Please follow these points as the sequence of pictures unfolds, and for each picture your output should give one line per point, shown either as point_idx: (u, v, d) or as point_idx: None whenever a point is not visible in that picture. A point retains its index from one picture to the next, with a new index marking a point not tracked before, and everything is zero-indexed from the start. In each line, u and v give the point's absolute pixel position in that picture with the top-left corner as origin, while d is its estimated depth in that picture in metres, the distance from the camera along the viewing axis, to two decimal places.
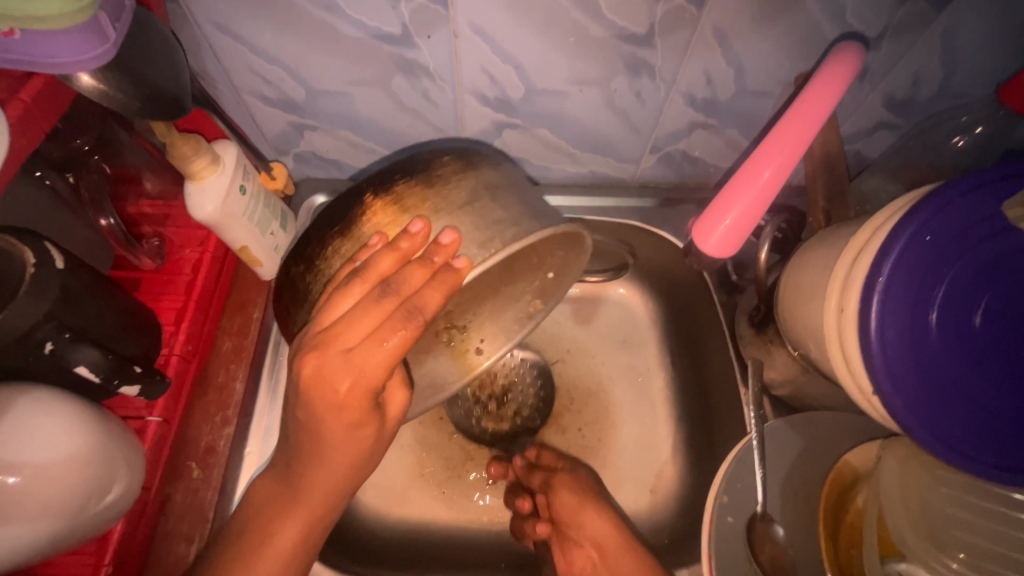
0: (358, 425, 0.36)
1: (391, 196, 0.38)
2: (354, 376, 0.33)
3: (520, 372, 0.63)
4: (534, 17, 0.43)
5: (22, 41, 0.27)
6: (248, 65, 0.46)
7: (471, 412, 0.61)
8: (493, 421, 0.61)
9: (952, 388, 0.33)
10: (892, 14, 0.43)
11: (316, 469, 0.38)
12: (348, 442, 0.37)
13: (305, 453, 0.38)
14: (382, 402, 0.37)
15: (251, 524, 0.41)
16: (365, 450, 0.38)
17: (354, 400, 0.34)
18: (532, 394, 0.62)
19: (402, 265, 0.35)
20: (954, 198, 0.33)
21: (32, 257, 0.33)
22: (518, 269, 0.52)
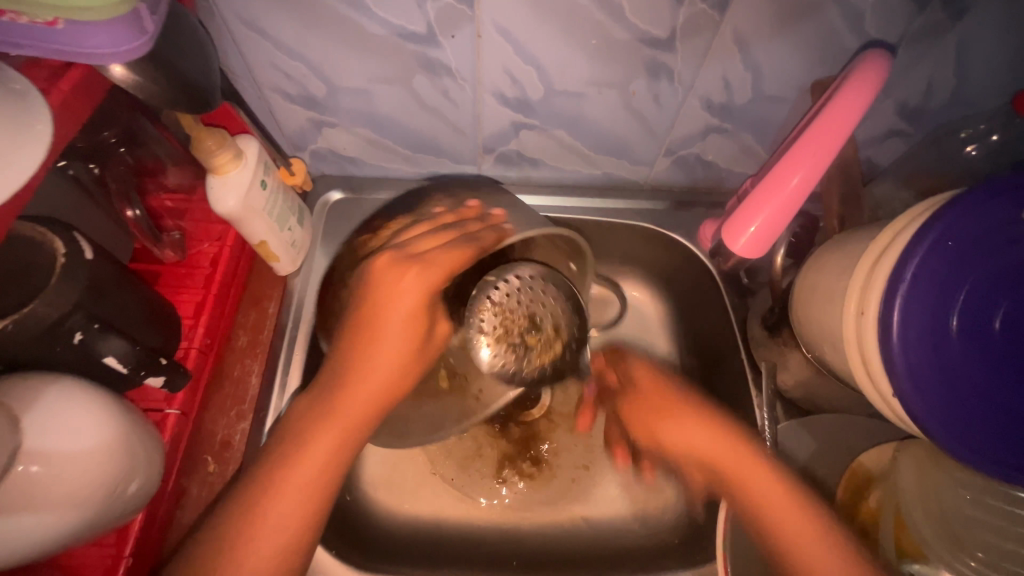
0: (415, 329, 0.40)
1: (451, 196, 0.52)
2: (417, 268, 0.39)
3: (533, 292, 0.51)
4: (558, 18, 0.43)
5: (64, 31, 0.27)
6: (272, 61, 0.47)
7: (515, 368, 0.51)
8: (544, 356, 0.52)
9: (973, 392, 0.34)
10: (910, 22, 0.44)
11: (360, 379, 0.39)
12: (398, 347, 0.40)
13: (349, 375, 0.40)
14: (432, 330, 0.42)
15: (259, 476, 0.39)
16: (400, 369, 0.40)
17: (410, 291, 0.39)
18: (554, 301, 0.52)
19: (461, 221, 0.45)
20: (974, 205, 0.33)
21: (63, 246, 0.33)
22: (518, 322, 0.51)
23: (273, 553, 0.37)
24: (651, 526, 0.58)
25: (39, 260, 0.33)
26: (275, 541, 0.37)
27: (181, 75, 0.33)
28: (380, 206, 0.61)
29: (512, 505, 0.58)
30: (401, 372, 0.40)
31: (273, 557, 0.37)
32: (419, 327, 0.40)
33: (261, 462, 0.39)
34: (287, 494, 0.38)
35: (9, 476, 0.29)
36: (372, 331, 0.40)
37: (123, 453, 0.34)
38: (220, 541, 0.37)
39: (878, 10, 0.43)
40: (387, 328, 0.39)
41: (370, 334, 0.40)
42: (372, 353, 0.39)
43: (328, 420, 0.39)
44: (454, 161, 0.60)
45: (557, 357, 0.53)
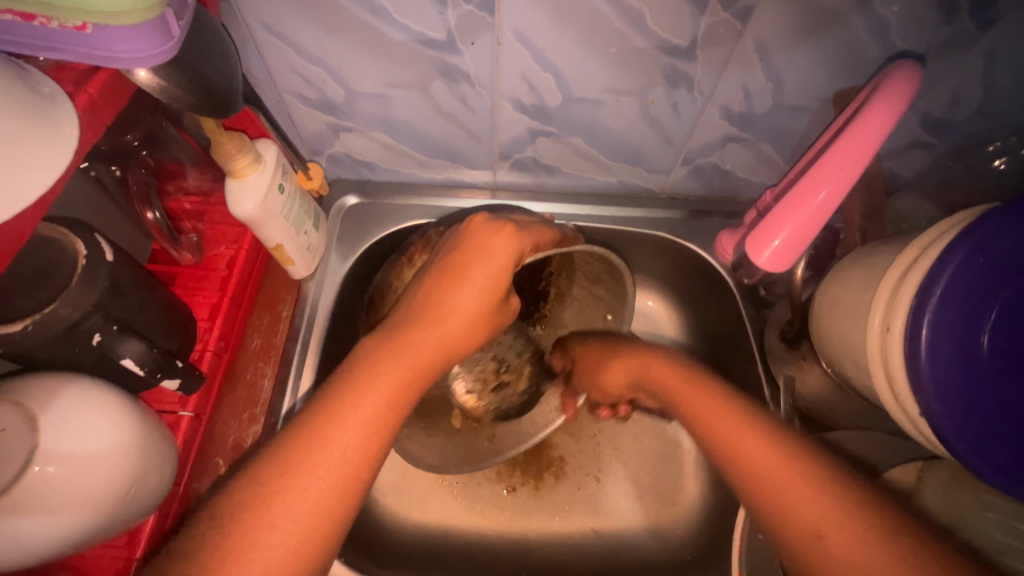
0: (501, 293, 0.39)
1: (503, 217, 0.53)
2: (514, 229, 0.39)
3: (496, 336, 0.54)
4: (580, 25, 0.43)
5: (93, 36, 0.27)
6: (292, 66, 0.47)
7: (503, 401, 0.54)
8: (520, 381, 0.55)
9: (1003, 414, 0.33)
10: (937, 32, 0.43)
11: (436, 326, 0.38)
12: (479, 299, 0.38)
13: (421, 322, 0.38)
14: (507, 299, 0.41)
15: (295, 441, 0.33)
16: (475, 328, 0.39)
17: (506, 250, 0.39)
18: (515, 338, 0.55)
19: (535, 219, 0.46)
20: (1006, 222, 0.33)
21: (84, 249, 0.34)
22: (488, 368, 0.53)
23: (313, 510, 0.31)
24: (664, 540, 0.57)
25: (60, 262, 0.33)
26: (320, 494, 0.32)
27: (204, 79, 0.34)
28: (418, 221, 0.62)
29: (520, 514, 0.57)
30: (473, 328, 0.39)
31: (312, 519, 0.31)
32: (499, 293, 0.39)
33: (301, 420, 0.34)
34: (339, 440, 0.33)
35: (25, 476, 0.29)
36: (460, 279, 0.38)
37: (138, 455, 0.34)
38: (254, 485, 0.31)
39: (904, 20, 0.42)
40: (473, 278, 0.38)
41: (452, 285, 0.38)
42: (453, 302, 0.38)
43: (394, 363, 0.36)
44: (469, 166, 0.60)
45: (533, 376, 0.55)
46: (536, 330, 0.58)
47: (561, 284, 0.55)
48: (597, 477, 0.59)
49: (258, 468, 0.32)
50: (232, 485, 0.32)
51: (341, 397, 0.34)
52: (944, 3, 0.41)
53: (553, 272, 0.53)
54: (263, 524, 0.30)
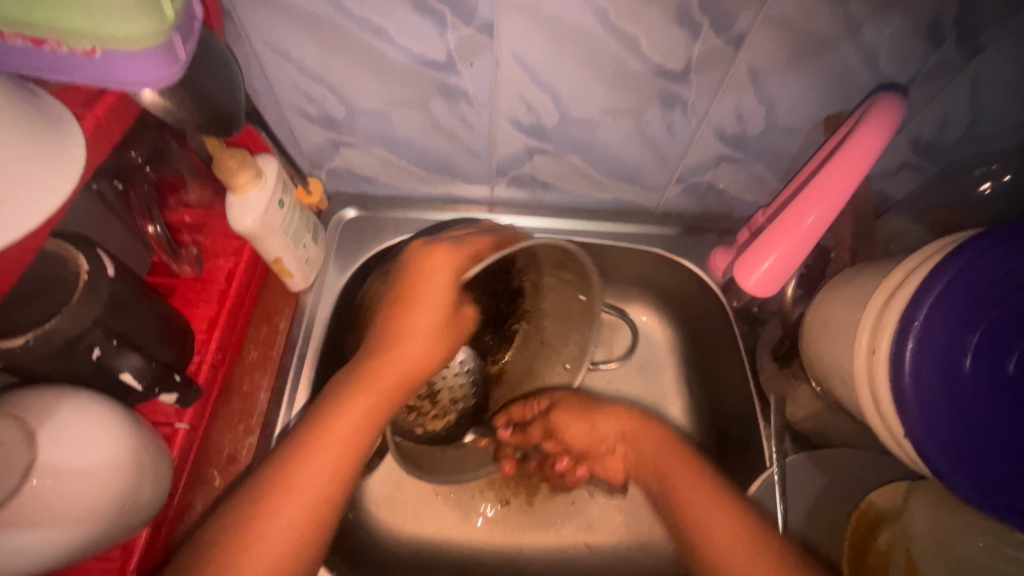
0: (446, 305, 0.42)
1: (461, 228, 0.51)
2: (450, 248, 0.42)
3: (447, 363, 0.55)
4: (576, 50, 0.44)
5: (101, 60, 0.28)
6: (294, 83, 0.48)
7: (412, 423, 0.53)
8: (437, 419, 0.54)
9: (985, 436, 0.34)
10: (925, 59, 0.44)
11: (397, 350, 0.41)
12: (433, 322, 0.42)
13: (385, 350, 0.41)
14: (457, 306, 0.43)
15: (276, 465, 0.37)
16: (430, 346, 0.42)
17: (445, 268, 0.41)
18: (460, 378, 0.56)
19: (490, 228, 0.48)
20: (989, 248, 0.33)
21: (86, 264, 0.34)
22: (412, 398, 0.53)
23: (293, 523, 0.35)
24: (656, 557, 0.57)
25: (61, 277, 0.33)
26: (295, 515, 0.36)
27: (208, 99, 0.34)
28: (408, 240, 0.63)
29: (512, 527, 0.57)
30: (427, 345, 0.42)
31: (295, 529, 0.35)
32: (451, 315, 0.43)
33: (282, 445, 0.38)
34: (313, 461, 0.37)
35: (22, 490, 0.29)
36: (409, 305, 0.42)
37: (130, 469, 0.34)
38: (243, 508, 0.35)
39: (893, 48, 0.43)
40: (419, 300, 0.41)
41: (409, 312, 0.42)
42: (410, 328, 0.41)
43: (360, 389, 0.40)
44: (467, 182, 0.61)
45: (451, 423, 0.55)
46: (520, 326, 0.54)
47: (532, 276, 0.50)
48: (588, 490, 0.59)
49: (246, 491, 0.36)
50: (224, 506, 0.36)
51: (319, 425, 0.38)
52: (931, 33, 0.42)
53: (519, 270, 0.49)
54: (250, 541, 0.34)
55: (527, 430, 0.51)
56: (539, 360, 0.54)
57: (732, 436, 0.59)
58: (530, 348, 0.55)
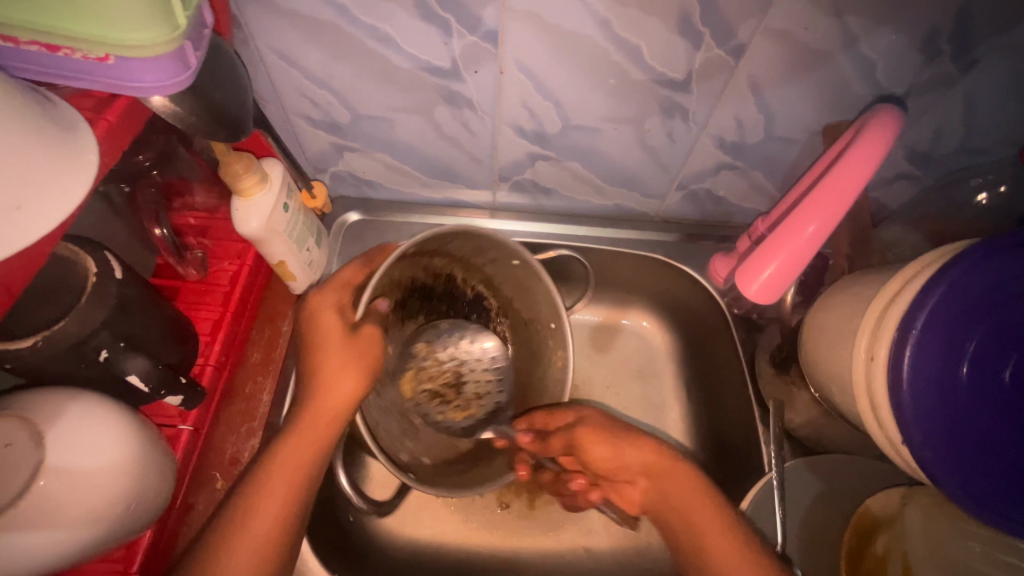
0: (345, 333, 0.44)
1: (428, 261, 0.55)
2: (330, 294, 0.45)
3: (473, 356, 0.57)
4: (578, 59, 0.44)
5: (114, 66, 0.28)
6: (299, 89, 0.48)
7: (435, 413, 0.55)
8: (458, 411, 0.56)
9: (979, 443, 0.34)
10: (920, 73, 0.45)
11: (320, 404, 0.42)
12: (349, 372, 0.43)
13: (313, 406, 0.43)
14: (360, 325, 0.44)
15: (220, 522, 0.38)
16: (345, 383, 0.43)
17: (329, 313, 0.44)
18: (485, 369, 0.57)
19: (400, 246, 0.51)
20: (984, 258, 0.34)
21: (94, 267, 0.35)
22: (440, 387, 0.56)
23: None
24: (655, 561, 0.57)
25: (69, 279, 0.34)
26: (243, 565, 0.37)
27: (217, 105, 0.35)
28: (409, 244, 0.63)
29: (510, 530, 0.57)
30: (337, 385, 0.43)
31: None
32: (362, 352, 0.44)
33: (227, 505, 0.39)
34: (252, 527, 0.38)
35: (29, 491, 0.30)
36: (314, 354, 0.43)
37: (136, 471, 0.35)
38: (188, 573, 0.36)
39: (890, 61, 0.44)
40: (325, 348, 0.43)
41: (321, 361, 0.43)
42: (330, 378, 0.43)
43: (292, 448, 0.41)
44: (469, 187, 0.61)
45: (473, 416, 0.56)
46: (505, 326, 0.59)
47: (476, 278, 0.56)
48: None
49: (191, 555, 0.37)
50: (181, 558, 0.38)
51: (255, 492, 0.40)
52: (927, 47, 0.43)
53: (451, 277, 0.55)
54: None
55: (546, 440, 0.51)
56: (541, 376, 0.56)
57: (730, 441, 0.59)
58: (525, 334, 0.58)
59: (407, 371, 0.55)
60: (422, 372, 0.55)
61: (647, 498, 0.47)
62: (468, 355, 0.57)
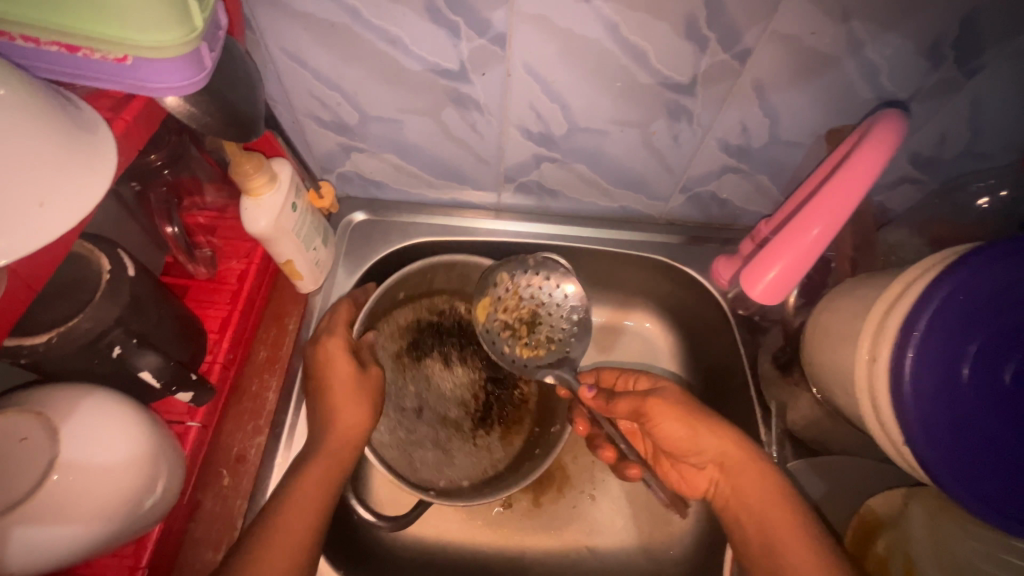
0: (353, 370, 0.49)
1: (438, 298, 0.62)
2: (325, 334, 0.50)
3: (555, 298, 0.56)
4: (587, 62, 0.45)
5: (132, 67, 0.29)
6: (308, 90, 0.49)
7: (505, 342, 0.57)
8: (526, 347, 0.56)
9: (984, 445, 0.35)
10: (924, 78, 0.45)
11: (333, 443, 0.46)
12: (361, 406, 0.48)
13: (323, 449, 0.46)
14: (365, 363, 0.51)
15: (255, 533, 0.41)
16: (356, 408, 0.48)
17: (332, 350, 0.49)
18: (565, 325, 0.57)
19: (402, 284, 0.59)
20: (989, 260, 0.34)
21: (107, 264, 0.35)
22: (519, 319, 0.56)
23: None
24: (659, 560, 0.58)
25: (84, 277, 0.35)
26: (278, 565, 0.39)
27: (230, 106, 0.35)
28: (419, 246, 0.64)
29: (515, 530, 0.58)
30: (349, 409, 0.47)
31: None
32: (366, 383, 0.49)
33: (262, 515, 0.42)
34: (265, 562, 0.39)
35: (43, 485, 0.30)
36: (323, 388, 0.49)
37: (148, 466, 0.35)
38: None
39: (894, 66, 0.45)
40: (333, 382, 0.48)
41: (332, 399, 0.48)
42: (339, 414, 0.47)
43: (308, 486, 0.44)
44: (475, 188, 0.62)
45: (538, 358, 0.56)
46: None
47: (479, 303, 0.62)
48: (591, 494, 0.60)
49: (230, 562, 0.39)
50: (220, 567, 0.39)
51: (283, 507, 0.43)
52: (932, 53, 0.43)
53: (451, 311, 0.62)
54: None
55: (611, 400, 0.52)
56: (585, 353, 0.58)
57: None
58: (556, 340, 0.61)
59: (486, 297, 0.57)
60: (500, 303, 0.57)
61: (712, 487, 0.49)
62: (548, 301, 0.56)
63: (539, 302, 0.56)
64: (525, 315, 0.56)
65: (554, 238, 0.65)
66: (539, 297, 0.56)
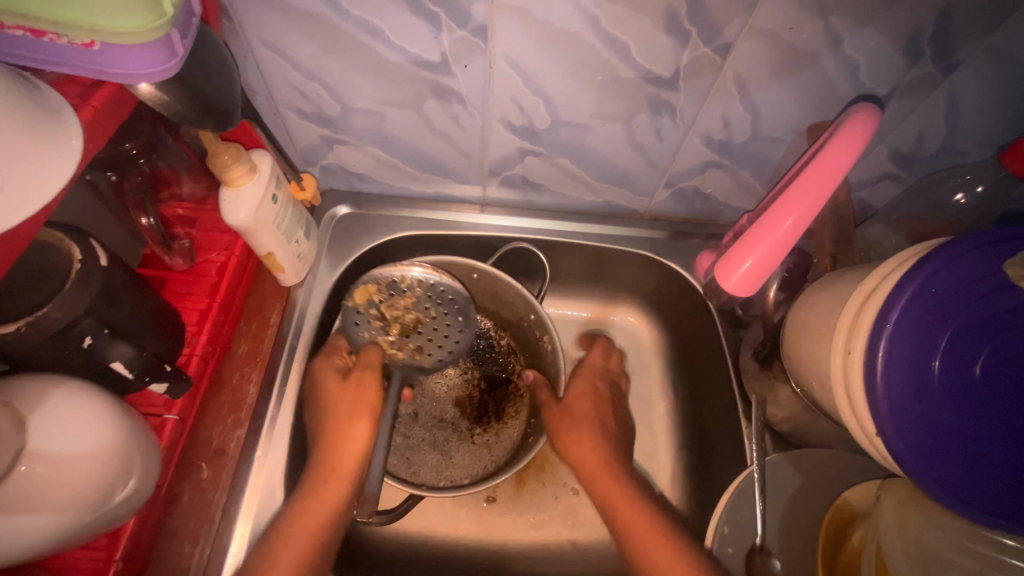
0: (340, 382, 0.49)
1: (385, 302, 0.53)
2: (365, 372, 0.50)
3: (447, 306, 0.54)
4: (566, 54, 0.45)
5: (100, 52, 0.28)
6: (289, 80, 0.48)
7: (370, 329, 0.54)
8: (389, 345, 0.54)
9: (952, 436, 0.35)
10: (903, 74, 0.46)
11: (339, 459, 0.47)
12: (362, 421, 0.48)
13: (327, 469, 0.46)
14: (359, 359, 0.51)
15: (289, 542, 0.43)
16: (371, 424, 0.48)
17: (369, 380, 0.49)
18: (447, 330, 0.55)
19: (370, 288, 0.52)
20: (958, 254, 0.35)
21: (79, 252, 0.35)
22: (391, 315, 0.53)
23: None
24: None
25: (55, 264, 0.34)
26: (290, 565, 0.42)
27: (204, 94, 0.35)
28: (404, 239, 0.64)
29: (498, 524, 0.58)
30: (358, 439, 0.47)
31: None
32: (360, 396, 0.49)
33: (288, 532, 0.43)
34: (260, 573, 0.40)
35: (10, 476, 0.30)
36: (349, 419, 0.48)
37: (121, 459, 0.35)
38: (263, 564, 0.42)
39: (873, 62, 0.45)
40: (348, 408, 0.48)
41: (335, 416, 0.48)
42: (344, 428, 0.47)
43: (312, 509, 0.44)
44: (459, 182, 0.61)
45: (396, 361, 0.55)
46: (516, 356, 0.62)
47: None
48: (573, 487, 0.60)
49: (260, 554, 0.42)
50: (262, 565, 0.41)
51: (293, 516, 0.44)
52: (910, 49, 0.44)
53: None
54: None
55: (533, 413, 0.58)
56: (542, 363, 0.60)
57: (713, 436, 0.60)
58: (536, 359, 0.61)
59: (374, 286, 0.52)
60: (388, 300, 0.53)
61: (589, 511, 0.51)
62: (435, 313, 0.54)
63: (432, 307, 0.54)
64: (408, 317, 0.54)
65: (540, 231, 0.65)
66: (430, 308, 0.54)
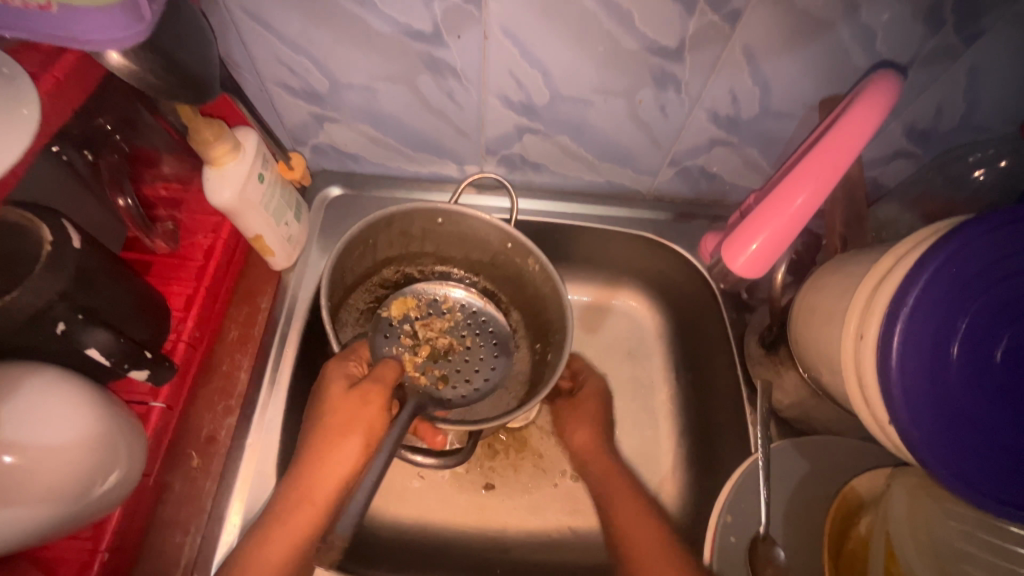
0: (345, 392, 0.44)
1: (422, 318, 0.57)
2: (375, 391, 0.44)
3: (472, 326, 0.59)
4: (567, 26, 0.42)
5: (58, 16, 0.27)
6: (275, 54, 0.46)
7: (398, 345, 0.55)
8: (411, 364, 0.55)
9: (967, 424, 0.34)
10: (923, 44, 0.43)
11: (316, 485, 0.42)
12: (356, 437, 0.42)
13: (300, 493, 0.42)
14: (373, 372, 0.45)
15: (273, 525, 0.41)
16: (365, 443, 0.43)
17: (376, 402, 0.43)
18: (477, 355, 0.58)
19: (405, 305, 0.57)
20: (981, 233, 0.33)
21: (49, 234, 0.33)
22: (422, 334, 0.56)
23: None
24: None
25: (23, 249, 0.33)
26: None
27: (180, 65, 0.33)
28: None
29: (496, 511, 0.57)
30: (343, 464, 0.42)
31: None
32: (353, 415, 0.43)
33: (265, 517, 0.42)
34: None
35: None
36: (337, 443, 0.42)
37: (104, 448, 0.34)
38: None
39: (891, 31, 0.42)
40: (337, 435, 0.42)
41: (325, 428, 0.43)
42: (330, 450, 0.42)
43: (281, 537, 0.41)
44: (458, 162, 0.59)
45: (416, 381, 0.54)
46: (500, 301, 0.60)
47: (427, 263, 0.59)
48: (572, 475, 0.59)
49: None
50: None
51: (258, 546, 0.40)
52: (931, 17, 0.41)
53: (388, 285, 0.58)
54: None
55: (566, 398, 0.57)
56: (529, 293, 0.56)
57: (717, 423, 0.59)
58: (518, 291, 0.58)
59: (411, 298, 0.58)
60: (427, 320, 0.57)
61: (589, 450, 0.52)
62: (470, 341, 0.58)
63: (457, 335, 0.58)
64: (439, 342, 0.57)
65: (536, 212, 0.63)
66: (465, 337, 0.58)
